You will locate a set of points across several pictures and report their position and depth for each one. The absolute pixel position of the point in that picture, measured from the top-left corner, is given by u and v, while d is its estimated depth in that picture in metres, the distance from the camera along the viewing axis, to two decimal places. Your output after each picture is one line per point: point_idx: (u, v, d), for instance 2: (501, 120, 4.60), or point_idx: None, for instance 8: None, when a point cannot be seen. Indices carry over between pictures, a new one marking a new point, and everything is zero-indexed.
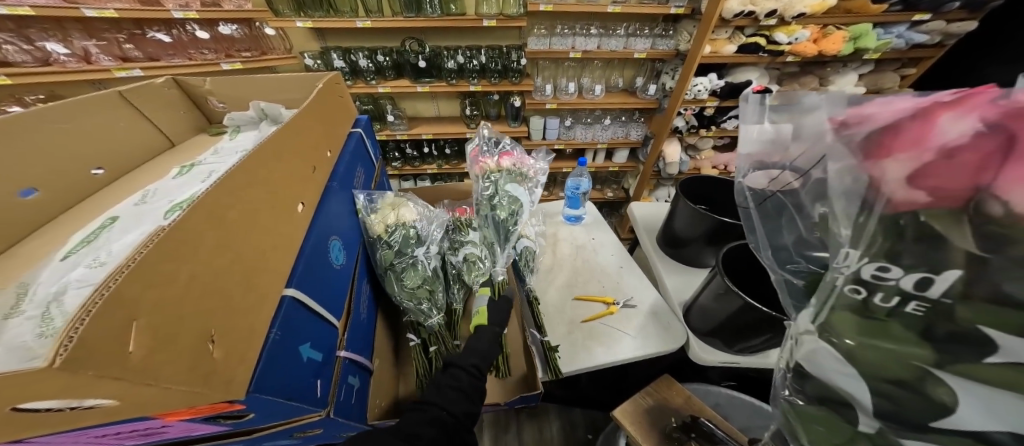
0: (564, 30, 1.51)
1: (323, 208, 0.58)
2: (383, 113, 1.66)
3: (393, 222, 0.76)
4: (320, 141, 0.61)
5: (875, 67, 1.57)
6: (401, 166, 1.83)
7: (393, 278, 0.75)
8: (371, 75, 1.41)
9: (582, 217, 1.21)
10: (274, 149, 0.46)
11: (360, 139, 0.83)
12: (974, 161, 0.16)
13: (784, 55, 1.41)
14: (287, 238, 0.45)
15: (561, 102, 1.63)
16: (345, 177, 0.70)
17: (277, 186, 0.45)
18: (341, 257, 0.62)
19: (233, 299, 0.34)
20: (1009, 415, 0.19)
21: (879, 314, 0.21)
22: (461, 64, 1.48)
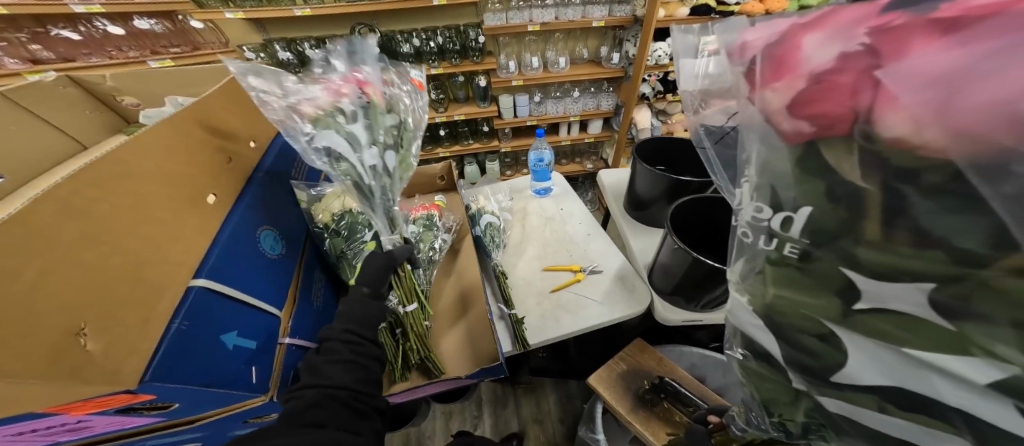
0: (519, 2, 1.46)
1: (246, 196, 0.56)
2: None
3: (339, 210, 0.74)
4: (237, 131, 0.59)
5: None
6: None
7: (346, 266, 0.73)
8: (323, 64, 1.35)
9: (550, 189, 1.19)
10: (172, 132, 0.45)
11: None
12: (847, 83, 0.16)
13: (733, 16, 1.43)
14: (196, 229, 0.44)
15: (526, 78, 1.59)
16: (277, 168, 0.67)
17: (173, 179, 0.43)
18: (280, 246, 0.60)
19: (114, 293, 0.32)
20: (894, 370, 0.19)
21: (788, 262, 0.21)
22: (418, 47, 1.44)
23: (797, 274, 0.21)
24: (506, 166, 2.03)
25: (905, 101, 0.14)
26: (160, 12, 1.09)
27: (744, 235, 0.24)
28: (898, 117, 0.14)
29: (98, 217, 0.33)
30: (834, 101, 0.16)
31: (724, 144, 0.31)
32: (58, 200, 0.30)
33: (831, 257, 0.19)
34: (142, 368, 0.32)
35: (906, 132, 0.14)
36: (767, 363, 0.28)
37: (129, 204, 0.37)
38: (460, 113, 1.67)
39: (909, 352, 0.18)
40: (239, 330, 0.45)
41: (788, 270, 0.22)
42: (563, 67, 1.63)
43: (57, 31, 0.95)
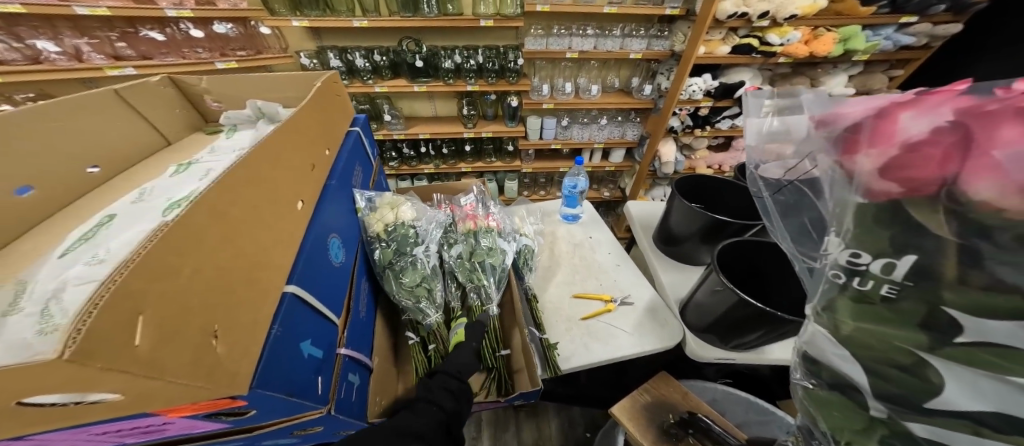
0: (561, 30, 1.54)
1: (322, 206, 0.59)
2: (379, 113, 1.66)
3: (392, 222, 0.85)
4: (319, 140, 0.62)
5: (864, 69, 1.68)
6: (398, 166, 1.81)
7: (392, 276, 0.81)
8: (368, 74, 1.41)
9: (579, 216, 1.21)
10: (282, 141, 0.49)
11: (359, 138, 0.85)
12: (936, 154, 0.19)
13: (777, 55, 1.50)
14: (288, 234, 0.46)
15: (558, 102, 1.64)
16: (345, 176, 0.73)
17: (279, 183, 0.46)
18: (341, 254, 0.62)
19: (239, 294, 0.34)
20: (995, 394, 0.20)
21: (875, 298, 0.24)
22: (458, 64, 1.48)
23: (886, 312, 0.23)
24: (524, 186, 2.07)
25: (995, 172, 0.17)
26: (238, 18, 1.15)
27: (834, 275, 0.27)
28: (987, 185, 0.17)
29: (229, 218, 0.36)
30: (927, 169, 0.19)
31: (781, 195, 0.37)
32: (206, 204, 0.33)
33: (922, 296, 0.22)
34: (250, 374, 0.34)
35: (994, 198, 0.17)
36: (843, 393, 0.30)
37: (252, 205, 0.40)
38: (489, 131, 1.70)
39: (1014, 380, 0.20)
40: (313, 339, 0.47)
41: (875, 308, 0.24)
42: (594, 95, 1.68)
43: (144, 32, 1.01)
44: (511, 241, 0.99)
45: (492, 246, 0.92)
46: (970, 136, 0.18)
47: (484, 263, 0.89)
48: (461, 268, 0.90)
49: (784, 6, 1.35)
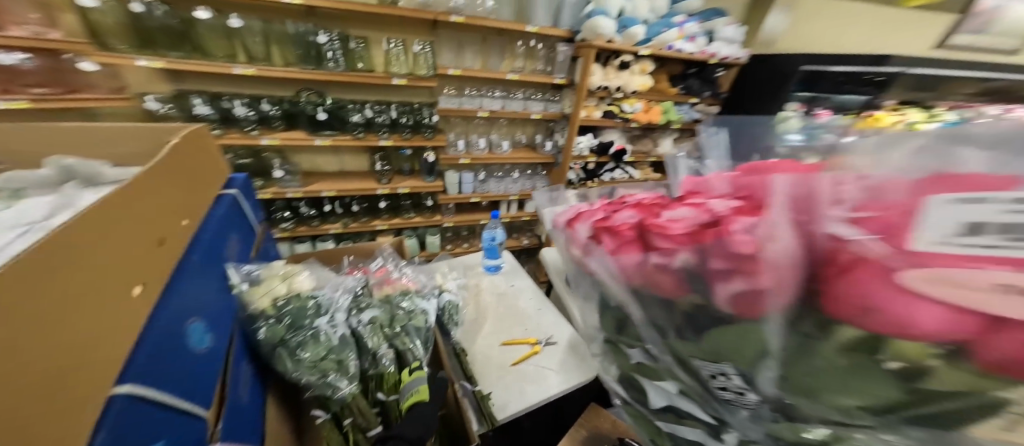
0: (472, 92, 1.76)
1: (178, 291, 0.54)
2: (267, 168, 1.42)
3: (285, 294, 0.71)
4: (170, 211, 0.59)
5: (680, 135, 2.37)
6: (294, 227, 1.54)
7: (286, 355, 0.66)
8: (252, 124, 1.29)
9: (500, 266, 1.24)
10: (105, 220, 0.42)
11: (233, 201, 0.87)
12: (588, 251, 0.34)
13: (630, 120, 2.03)
14: (123, 321, 0.40)
15: (475, 157, 1.72)
16: (203, 263, 0.65)
17: (109, 263, 0.41)
18: (207, 339, 0.55)
19: (40, 395, 0.28)
20: (662, 391, 0.34)
21: (609, 343, 0.38)
22: (369, 118, 1.47)
23: (613, 348, 0.37)
24: (447, 240, 1.98)
25: (606, 264, 0.32)
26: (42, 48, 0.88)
27: (592, 329, 0.41)
28: (609, 271, 0.32)
29: (35, 304, 0.30)
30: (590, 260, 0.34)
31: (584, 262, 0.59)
32: None
33: (617, 337, 0.36)
34: None
35: (612, 277, 0.32)
36: (631, 407, 0.40)
37: (75, 291, 0.35)
38: (406, 186, 1.61)
39: (659, 382, 0.34)
40: (168, 439, 0.42)
41: (610, 346, 0.37)
42: (506, 150, 1.84)
43: None
44: (429, 299, 0.89)
45: (413, 308, 0.82)
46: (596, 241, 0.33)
47: (405, 326, 0.79)
48: (374, 335, 0.76)
49: (628, 83, 1.91)
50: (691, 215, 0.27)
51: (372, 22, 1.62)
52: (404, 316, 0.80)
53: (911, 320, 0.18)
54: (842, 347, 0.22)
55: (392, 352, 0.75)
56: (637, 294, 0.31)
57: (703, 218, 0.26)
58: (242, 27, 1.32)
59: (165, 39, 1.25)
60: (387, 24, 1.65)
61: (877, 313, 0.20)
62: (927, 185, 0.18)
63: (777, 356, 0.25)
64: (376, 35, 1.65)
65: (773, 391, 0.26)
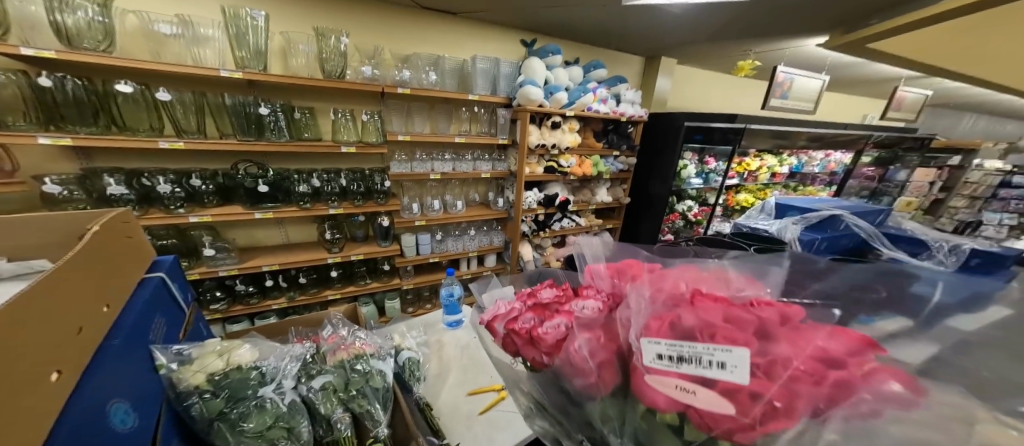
0: (422, 156, 1.81)
1: (92, 377, 0.50)
2: (195, 247, 1.33)
3: (221, 369, 0.64)
4: (95, 295, 0.56)
5: (613, 185, 2.73)
6: (227, 307, 1.38)
7: (225, 430, 0.58)
8: (176, 202, 1.23)
9: (462, 320, 1.19)
10: (20, 315, 0.40)
11: (161, 284, 0.78)
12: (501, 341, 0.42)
13: (569, 174, 2.29)
14: (31, 413, 0.38)
15: (429, 218, 1.73)
16: (128, 345, 0.60)
17: (29, 353, 0.40)
18: (130, 419, 0.52)
19: None
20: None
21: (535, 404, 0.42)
22: (317, 187, 1.46)
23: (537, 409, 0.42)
24: (407, 302, 1.85)
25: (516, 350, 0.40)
26: None
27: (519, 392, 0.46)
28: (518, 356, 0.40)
29: None
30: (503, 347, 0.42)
31: None
32: None
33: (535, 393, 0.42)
34: None
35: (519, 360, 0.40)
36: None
37: None
38: (360, 252, 1.56)
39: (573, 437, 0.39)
40: None
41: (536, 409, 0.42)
42: (460, 209, 1.87)
43: None
44: (385, 361, 0.81)
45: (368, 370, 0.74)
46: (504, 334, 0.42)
47: (358, 385, 0.71)
48: (328, 398, 0.68)
49: (562, 141, 2.17)
50: (561, 326, 0.37)
51: (318, 95, 1.67)
52: (364, 371, 0.74)
53: (655, 400, 0.30)
54: (641, 414, 0.31)
55: (348, 414, 0.68)
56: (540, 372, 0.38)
57: (564, 328, 0.37)
58: (170, 100, 1.24)
59: (73, 112, 1.13)
60: (334, 96, 1.71)
61: (644, 395, 0.31)
62: (663, 324, 0.31)
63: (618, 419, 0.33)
64: (322, 105, 1.71)
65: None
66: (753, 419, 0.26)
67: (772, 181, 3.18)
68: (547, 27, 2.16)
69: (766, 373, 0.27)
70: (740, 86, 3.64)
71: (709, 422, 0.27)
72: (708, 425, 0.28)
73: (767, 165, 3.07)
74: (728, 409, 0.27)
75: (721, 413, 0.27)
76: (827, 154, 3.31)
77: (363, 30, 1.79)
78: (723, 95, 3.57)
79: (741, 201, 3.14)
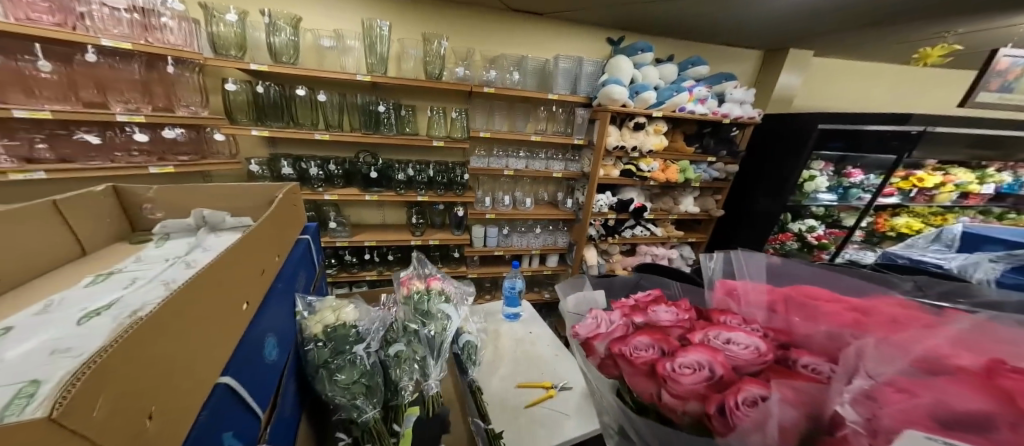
0: (500, 153, 1.98)
1: (263, 311, 0.74)
2: (325, 218, 1.75)
3: (333, 322, 0.87)
4: (270, 252, 0.81)
5: (700, 195, 2.51)
6: (337, 273, 1.77)
7: (325, 376, 0.77)
8: (319, 182, 1.67)
9: (520, 314, 1.34)
10: (234, 261, 0.63)
11: (306, 244, 1.09)
12: (613, 366, 0.39)
13: (648, 179, 2.20)
14: (234, 328, 0.59)
15: (499, 211, 1.94)
16: (285, 289, 0.88)
17: (236, 289, 0.62)
18: (274, 352, 0.74)
19: (194, 367, 0.46)
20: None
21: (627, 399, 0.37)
22: (410, 176, 1.75)
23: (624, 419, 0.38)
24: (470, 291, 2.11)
25: (629, 378, 0.36)
26: (189, 125, 1.42)
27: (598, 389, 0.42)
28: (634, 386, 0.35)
29: (196, 309, 0.49)
30: (610, 370, 0.39)
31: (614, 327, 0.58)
32: (164, 309, 0.41)
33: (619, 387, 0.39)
34: (186, 428, 0.43)
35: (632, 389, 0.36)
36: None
37: (214, 302, 0.54)
38: (436, 238, 1.81)
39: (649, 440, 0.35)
40: (235, 431, 0.55)
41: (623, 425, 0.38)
42: (530, 206, 2.03)
43: (80, 135, 1.20)
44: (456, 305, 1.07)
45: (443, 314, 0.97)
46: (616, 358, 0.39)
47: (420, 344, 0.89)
48: (398, 366, 0.84)
49: (643, 143, 2.11)
50: (706, 368, 0.32)
51: (421, 95, 1.99)
52: (429, 341, 0.91)
53: None
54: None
55: (412, 382, 0.84)
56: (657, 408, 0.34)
57: (712, 374, 0.32)
58: (325, 101, 1.70)
59: (270, 113, 1.63)
60: (434, 96, 1.99)
61: None
62: (912, 411, 0.23)
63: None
64: (423, 104, 2.02)
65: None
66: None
67: (962, 204, 2.45)
68: (637, 23, 2.08)
69: None
70: (902, 80, 2.87)
71: None
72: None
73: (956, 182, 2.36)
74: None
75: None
76: None
77: (462, 36, 2.03)
78: (870, 92, 2.88)
79: (900, 226, 2.47)
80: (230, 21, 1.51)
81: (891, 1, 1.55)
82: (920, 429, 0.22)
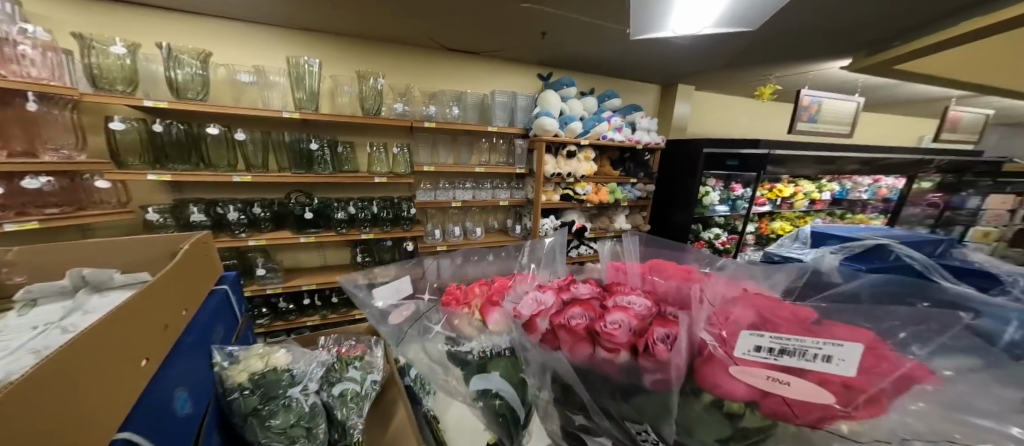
0: (445, 185, 1.99)
1: (171, 364, 0.61)
2: (251, 266, 1.64)
3: (261, 368, 0.76)
4: (179, 301, 0.70)
5: (630, 212, 2.79)
6: (270, 322, 1.65)
7: (256, 425, 0.68)
8: (241, 227, 1.52)
9: None
10: (132, 307, 0.54)
11: (224, 294, 0.93)
12: (561, 337, 0.39)
13: (585, 201, 2.39)
14: (131, 386, 0.49)
15: (450, 243, 1.96)
16: (196, 344, 0.72)
17: (133, 342, 0.52)
18: (188, 406, 0.60)
19: (77, 430, 0.38)
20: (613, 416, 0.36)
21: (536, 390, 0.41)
22: (352, 214, 1.70)
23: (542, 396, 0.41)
24: None
25: (572, 346, 0.38)
26: (62, 172, 1.15)
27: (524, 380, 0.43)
28: (578, 351, 0.37)
29: (84, 362, 0.41)
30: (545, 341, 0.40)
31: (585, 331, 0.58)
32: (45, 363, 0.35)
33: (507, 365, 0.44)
34: None
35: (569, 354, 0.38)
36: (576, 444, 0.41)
37: (105, 354, 0.45)
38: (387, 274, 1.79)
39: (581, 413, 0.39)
40: None
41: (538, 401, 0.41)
42: (479, 235, 2.08)
43: None
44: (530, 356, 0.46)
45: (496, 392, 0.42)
46: (562, 330, 0.39)
47: (368, 375, 0.84)
48: (343, 406, 0.76)
49: (577, 170, 2.29)
50: (627, 323, 0.37)
51: (356, 132, 1.94)
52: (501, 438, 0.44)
53: (734, 390, 0.31)
54: (706, 404, 0.32)
55: (362, 421, 0.75)
56: (583, 368, 0.37)
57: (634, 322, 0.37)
58: (245, 140, 1.54)
59: (176, 154, 1.43)
60: (372, 131, 1.94)
61: (721, 387, 0.32)
62: (734, 323, 0.35)
63: (677, 414, 0.33)
64: (362, 142, 1.96)
65: (673, 440, 0.33)
66: (850, 407, 0.28)
67: (813, 208, 3.14)
68: (559, 61, 2.33)
69: (873, 370, 0.28)
70: (761, 109, 3.64)
71: (797, 411, 0.29)
72: (792, 414, 0.29)
73: (805, 191, 2.99)
74: (825, 397, 0.28)
75: (816, 402, 0.28)
76: (874, 179, 3.16)
77: (400, 73, 2.05)
78: (744, 119, 3.58)
79: (776, 228, 3.10)
80: (117, 53, 1.31)
81: (742, 49, 2.01)
82: (747, 329, 0.33)
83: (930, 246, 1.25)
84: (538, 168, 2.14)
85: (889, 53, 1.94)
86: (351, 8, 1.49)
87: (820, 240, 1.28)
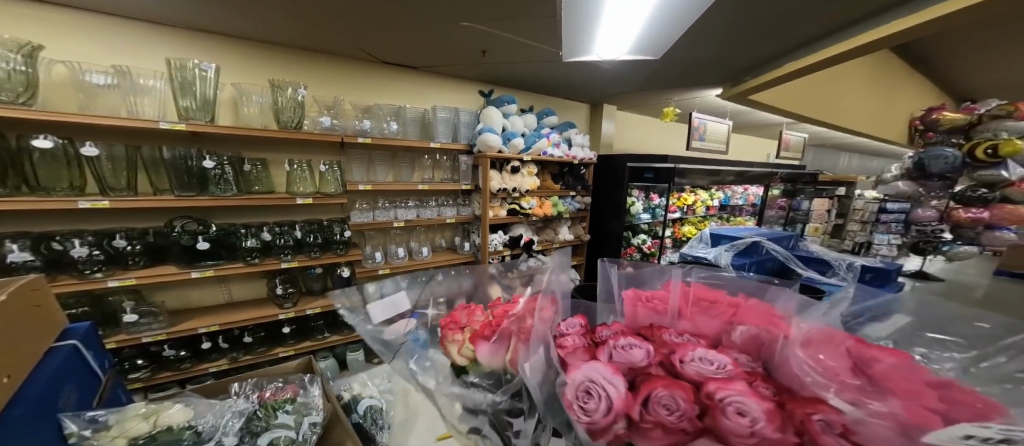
0: (385, 204, 1.78)
1: None
2: (115, 314, 1.24)
3: (145, 433, 0.55)
4: None
5: (572, 222, 2.90)
6: (150, 377, 1.27)
7: None
8: (93, 266, 1.14)
9: None
10: None
11: (76, 351, 0.69)
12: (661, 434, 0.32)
13: (532, 215, 2.39)
14: None
15: (393, 266, 1.73)
16: (36, 415, 0.54)
17: None
18: None
19: None
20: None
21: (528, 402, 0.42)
22: (266, 241, 1.41)
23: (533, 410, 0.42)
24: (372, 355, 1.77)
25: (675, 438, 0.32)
26: None
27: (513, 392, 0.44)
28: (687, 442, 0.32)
29: None
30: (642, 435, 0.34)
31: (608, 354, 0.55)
32: None
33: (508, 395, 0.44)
34: None
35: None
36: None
37: None
38: (315, 307, 1.52)
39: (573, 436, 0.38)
40: None
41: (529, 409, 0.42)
42: (426, 255, 1.89)
43: None
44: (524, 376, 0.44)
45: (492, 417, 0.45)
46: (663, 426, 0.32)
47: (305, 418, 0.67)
48: None
49: (522, 185, 2.29)
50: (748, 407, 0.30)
51: (270, 147, 1.63)
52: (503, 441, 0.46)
53: None
54: None
55: None
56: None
57: (760, 405, 0.31)
58: (97, 156, 1.15)
59: None
60: (289, 147, 1.66)
61: None
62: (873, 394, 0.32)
63: None
64: (278, 158, 1.66)
65: None
66: None
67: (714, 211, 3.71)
68: (498, 79, 2.35)
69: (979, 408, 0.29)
70: (669, 128, 4.23)
71: None
72: None
73: (702, 199, 3.47)
74: None
75: None
76: (745, 188, 3.70)
77: (327, 82, 1.82)
78: (657, 136, 4.10)
79: (686, 232, 3.51)
80: None
81: (652, 76, 2.29)
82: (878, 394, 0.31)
83: (784, 240, 1.49)
84: (483, 183, 2.07)
85: (742, 86, 2.34)
86: (258, 8, 1.26)
87: (716, 240, 1.52)
